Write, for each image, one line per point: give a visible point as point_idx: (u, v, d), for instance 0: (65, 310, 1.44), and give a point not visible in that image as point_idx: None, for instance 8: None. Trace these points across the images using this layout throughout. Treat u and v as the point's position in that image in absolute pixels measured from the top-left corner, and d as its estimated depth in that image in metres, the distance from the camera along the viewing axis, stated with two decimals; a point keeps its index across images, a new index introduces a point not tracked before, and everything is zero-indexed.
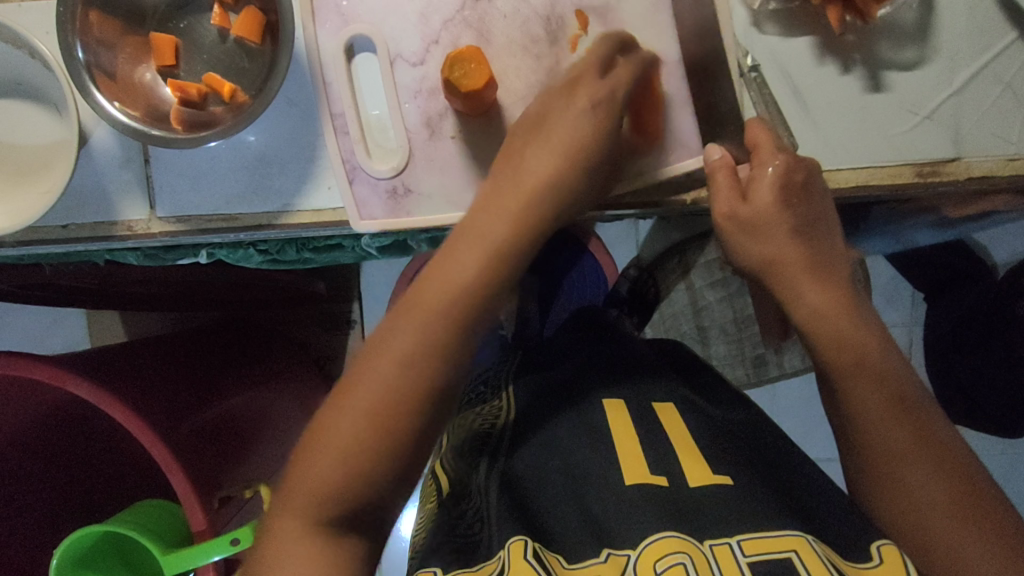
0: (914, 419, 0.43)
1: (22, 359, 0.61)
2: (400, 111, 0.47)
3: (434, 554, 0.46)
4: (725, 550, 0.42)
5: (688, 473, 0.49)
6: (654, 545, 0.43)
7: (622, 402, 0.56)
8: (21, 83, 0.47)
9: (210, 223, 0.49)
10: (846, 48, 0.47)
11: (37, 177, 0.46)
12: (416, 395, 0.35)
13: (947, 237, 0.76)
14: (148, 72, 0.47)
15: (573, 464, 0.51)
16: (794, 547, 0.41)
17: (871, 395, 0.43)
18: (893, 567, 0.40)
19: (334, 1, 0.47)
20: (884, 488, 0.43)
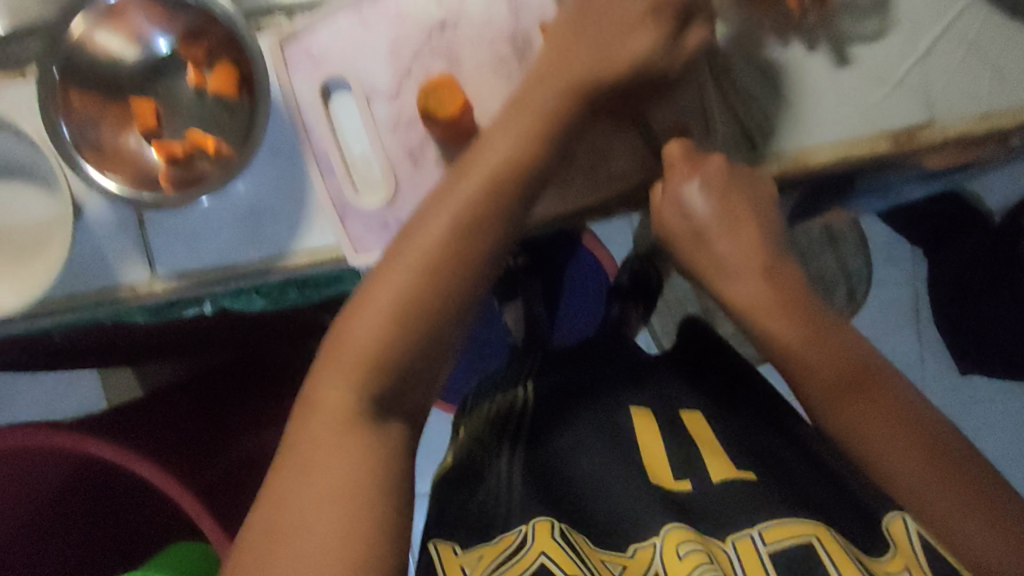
0: (871, 383, 0.46)
1: (42, 429, 0.62)
2: (381, 144, 0.48)
3: (455, 527, 0.50)
4: (748, 544, 0.44)
5: (711, 471, 0.51)
6: (674, 532, 0.45)
7: (650, 411, 0.56)
8: (9, 164, 0.48)
9: (210, 276, 0.50)
10: (809, 28, 0.47)
11: (37, 253, 0.47)
12: (398, 351, 0.40)
13: (935, 185, 0.77)
14: (132, 137, 0.48)
15: (599, 466, 0.51)
16: (814, 533, 0.44)
17: (830, 365, 0.46)
18: (905, 555, 0.43)
19: (304, 47, 0.48)
20: (853, 448, 0.46)
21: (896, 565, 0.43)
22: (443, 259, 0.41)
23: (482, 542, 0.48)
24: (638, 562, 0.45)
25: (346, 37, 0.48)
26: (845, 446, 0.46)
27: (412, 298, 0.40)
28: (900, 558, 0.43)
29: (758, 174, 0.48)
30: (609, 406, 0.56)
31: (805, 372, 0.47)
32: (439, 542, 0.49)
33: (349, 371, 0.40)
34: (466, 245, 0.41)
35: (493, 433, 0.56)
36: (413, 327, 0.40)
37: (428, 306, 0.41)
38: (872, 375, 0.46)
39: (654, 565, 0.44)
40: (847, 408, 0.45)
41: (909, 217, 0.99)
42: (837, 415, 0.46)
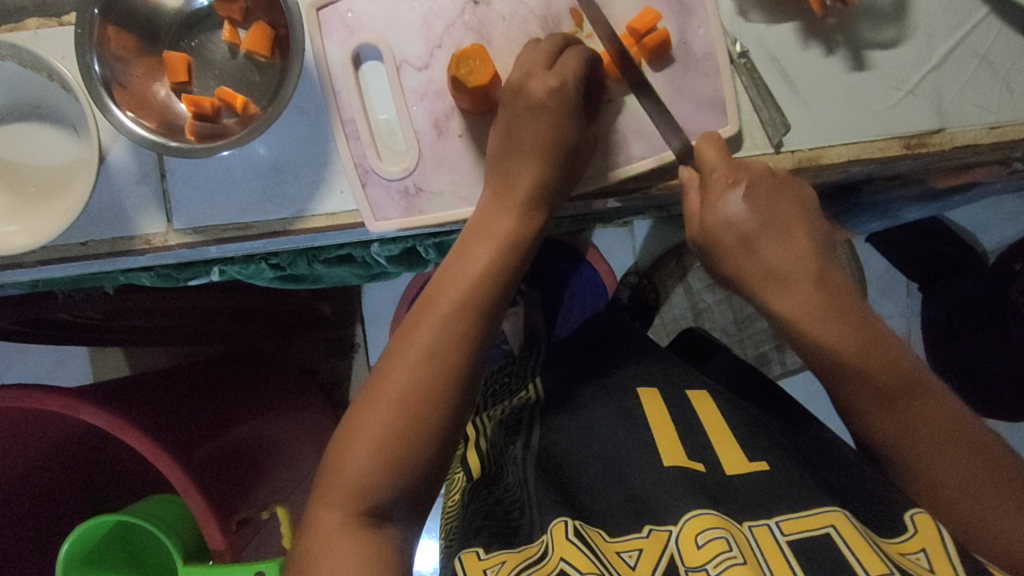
0: (961, 439, 0.45)
1: (32, 392, 0.62)
2: (408, 113, 0.49)
3: (477, 537, 0.50)
4: (765, 530, 0.45)
5: (725, 462, 0.52)
6: (692, 521, 0.45)
7: (656, 390, 0.59)
8: (37, 107, 0.49)
9: (227, 233, 0.50)
10: (829, 31, 0.49)
11: (58, 195, 0.48)
12: (433, 395, 0.44)
13: (933, 209, 0.80)
14: (162, 89, 0.49)
15: (612, 451, 0.55)
16: (834, 523, 0.44)
17: (910, 415, 0.45)
18: (928, 536, 0.43)
19: (340, 14, 0.49)
20: (946, 514, 0.45)
21: (914, 546, 0.43)
22: (483, 298, 0.46)
23: (506, 549, 0.47)
24: (653, 544, 0.46)
25: (380, 6, 0.49)
26: (933, 497, 0.45)
27: (443, 340, 0.45)
28: (921, 536, 0.43)
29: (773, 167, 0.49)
30: (621, 394, 0.60)
31: (892, 428, 0.46)
32: (464, 552, 0.48)
33: (382, 412, 0.43)
34: (493, 287, 0.46)
35: (508, 430, 0.61)
36: (446, 369, 0.44)
37: (460, 345, 0.45)
38: (924, 390, 0.45)
39: (670, 550, 0.45)
40: (933, 455, 0.45)
41: (907, 248, 1.00)
42: (902, 444, 0.46)
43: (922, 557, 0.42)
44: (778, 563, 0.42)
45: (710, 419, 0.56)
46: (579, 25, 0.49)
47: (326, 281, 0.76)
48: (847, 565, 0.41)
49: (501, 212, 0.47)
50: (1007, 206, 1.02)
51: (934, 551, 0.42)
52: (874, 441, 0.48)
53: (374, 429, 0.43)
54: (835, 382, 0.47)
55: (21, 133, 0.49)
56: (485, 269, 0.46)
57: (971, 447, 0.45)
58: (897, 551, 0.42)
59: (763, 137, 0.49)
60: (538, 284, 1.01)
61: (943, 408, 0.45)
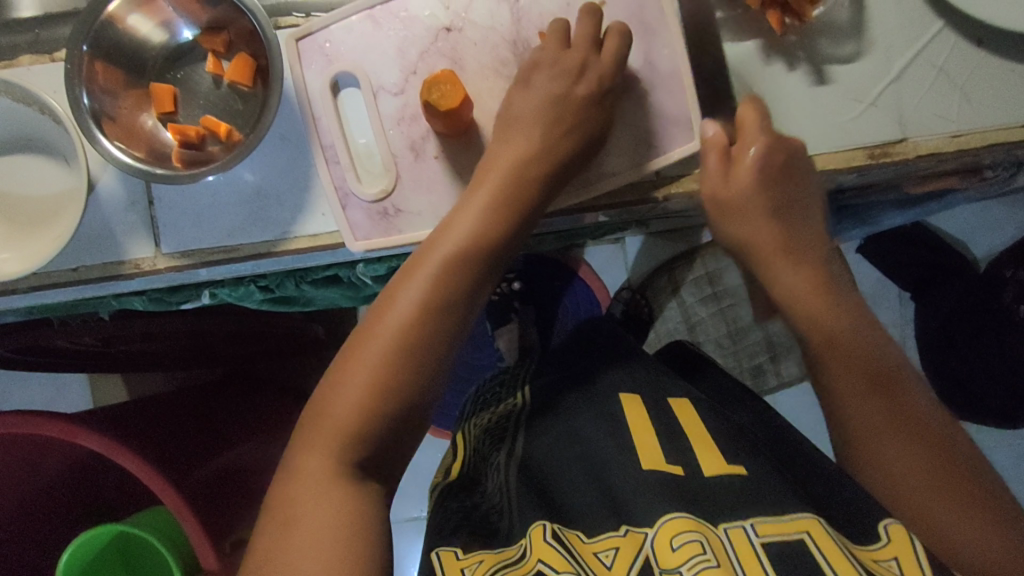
0: (921, 437, 0.49)
1: (32, 418, 0.64)
2: (385, 136, 0.51)
3: (455, 534, 0.51)
4: (740, 533, 0.45)
5: (705, 463, 0.52)
6: (668, 524, 0.45)
7: (638, 394, 0.61)
8: (28, 139, 0.51)
9: (214, 255, 0.52)
10: (789, 47, 0.51)
11: (50, 223, 0.49)
12: (437, 329, 0.46)
13: (913, 215, 0.82)
14: (149, 119, 0.51)
15: (592, 458, 0.55)
16: (807, 528, 0.44)
17: (875, 413, 0.50)
18: (900, 545, 0.43)
19: (319, 44, 0.51)
20: (907, 510, 0.48)
21: (886, 553, 0.43)
22: (473, 258, 0.47)
23: (483, 549, 0.48)
24: (629, 544, 0.46)
25: (358, 36, 0.51)
26: (894, 494, 0.49)
27: (452, 273, 0.47)
28: (893, 546, 0.43)
29: None
30: (603, 400, 0.61)
31: (859, 418, 0.51)
32: (441, 550, 0.48)
33: (389, 331, 0.45)
34: (500, 238, 0.48)
35: (492, 437, 0.62)
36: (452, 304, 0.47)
37: (463, 284, 0.47)
38: (896, 392, 0.51)
39: (646, 550, 0.45)
40: (897, 449, 0.49)
41: (896, 258, 1.01)
42: (866, 444, 0.50)
43: (894, 563, 0.42)
44: (751, 563, 0.43)
45: (690, 427, 0.57)
46: None
47: (317, 303, 0.77)
48: (817, 566, 0.42)
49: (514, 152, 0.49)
50: (995, 213, 1.03)
51: (905, 561, 0.42)
52: (845, 438, 0.52)
53: (361, 372, 0.45)
54: (827, 372, 0.53)
55: (13, 165, 0.51)
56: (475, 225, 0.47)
57: (930, 447, 0.49)
58: (870, 558, 0.43)
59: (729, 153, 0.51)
60: (531, 301, 1.03)
61: (905, 412, 0.50)
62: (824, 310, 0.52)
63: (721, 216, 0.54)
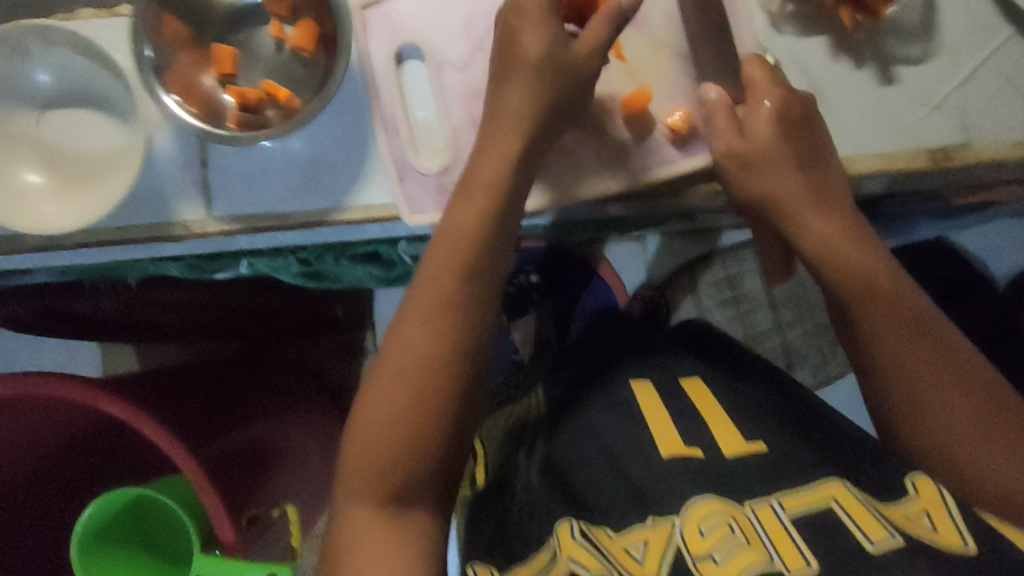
0: (953, 372, 0.45)
1: (56, 378, 0.63)
2: (446, 111, 0.50)
3: (490, 553, 0.48)
4: (768, 511, 0.45)
5: (723, 447, 0.52)
6: (696, 505, 0.46)
7: (649, 380, 0.60)
8: (83, 93, 0.50)
9: (264, 223, 0.51)
10: (858, 46, 0.50)
11: (102, 178, 0.49)
12: (457, 322, 0.43)
13: (947, 226, 0.82)
14: (208, 80, 0.50)
15: (613, 448, 0.54)
16: (834, 497, 0.45)
17: (907, 351, 0.45)
18: (929, 496, 0.44)
19: (385, 14, 0.50)
20: (939, 458, 0.46)
21: (916, 507, 0.44)
22: (481, 249, 0.44)
23: (517, 562, 0.47)
24: (657, 536, 0.45)
25: (424, 8, 0.50)
26: (923, 438, 0.46)
27: (464, 261, 0.43)
28: (921, 497, 0.44)
29: None
30: (614, 387, 0.60)
31: (888, 356, 0.46)
32: (476, 565, 0.47)
33: (409, 337, 0.43)
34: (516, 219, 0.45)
35: (513, 438, 0.63)
36: (470, 291, 0.43)
37: (480, 266, 0.44)
38: (927, 328, 0.46)
39: (675, 544, 0.44)
40: (929, 389, 0.45)
41: None
42: (897, 385, 0.46)
43: (926, 517, 0.43)
44: (781, 539, 0.43)
45: (709, 411, 0.56)
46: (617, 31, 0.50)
47: (348, 281, 0.77)
48: (851, 540, 0.42)
49: (519, 123, 0.46)
50: None
51: (935, 512, 0.43)
52: (868, 375, 0.47)
53: (384, 408, 0.42)
54: (861, 311, 0.46)
55: (66, 118, 0.50)
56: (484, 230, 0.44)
57: (961, 381, 0.45)
58: (899, 516, 0.43)
59: None
60: (550, 294, 1.02)
61: (936, 347, 0.45)
62: (869, 268, 0.47)
63: (760, 176, 0.49)
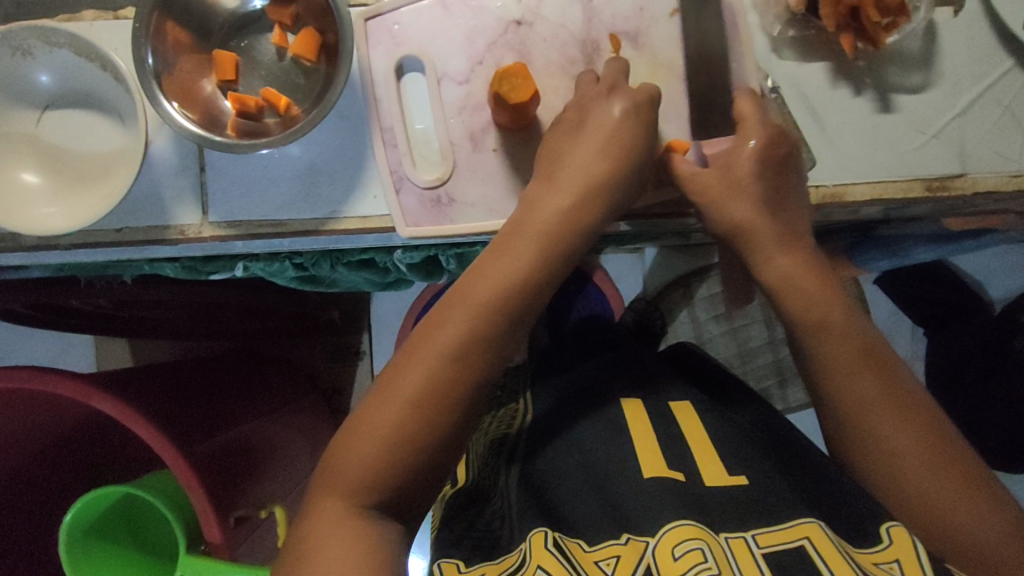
0: (915, 418, 0.47)
1: (47, 375, 0.63)
2: (445, 124, 0.50)
3: (457, 547, 0.51)
4: (741, 543, 0.44)
5: (705, 472, 0.52)
6: (670, 532, 0.44)
7: (639, 402, 0.60)
8: (84, 96, 0.50)
9: (261, 228, 0.52)
10: (857, 72, 0.50)
11: (100, 182, 0.49)
12: (479, 347, 0.44)
13: (942, 252, 0.82)
14: (209, 85, 0.50)
15: (594, 466, 0.54)
16: (807, 534, 0.44)
17: (867, 390, 0.47)
18: (905, 547, 0.42)
19: (387, 25, 0.50)
20: (904, 503, 0.46)
21: (889, 556, 0.42)
22: (516, 286, 0.45)
23: (486, 562, 0.48)
24: (629, 553, 0.45)
25: (426, 20, 0.50)
26: (885, 481, 0.47)
27: (499, 294, 0.44)
28: (895, 549, 0.42)
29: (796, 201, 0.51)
30: (600, 405, 0.60)
31: (848, 399, 0.47)
32: (443, 560, 0.49)
33: (425, 360, 0.43)
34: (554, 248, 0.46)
35: (495, 448, 0.62)
36: (493, 320, 0.44)
37: (505, 294, 0.45)
38: (889, 371, 0.48)
39: (646, 559, 0.43)
40: (894, 429, 0.46)
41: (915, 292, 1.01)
42: (862, 427, 0.47)
43: (895, 565, 0.41)
44: (752, 573, 0.41)
45: (690, 428, 0.57)
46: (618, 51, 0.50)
47: (342, 286, 0.77)
48: None
49: (573, 146, 0.48)
50: None
51: (907, 562, 0.41)
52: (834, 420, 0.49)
53: (381, 430, 0.43)
54: (821, 349, 0.48)
55: (65, 119, 0.50)
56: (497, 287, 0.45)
57: (925, 432, 0.46)
58: (870, 560, 0.42)
59: None
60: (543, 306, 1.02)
61: (898, 392, 0.47)
62: (836, 317, 0.48)
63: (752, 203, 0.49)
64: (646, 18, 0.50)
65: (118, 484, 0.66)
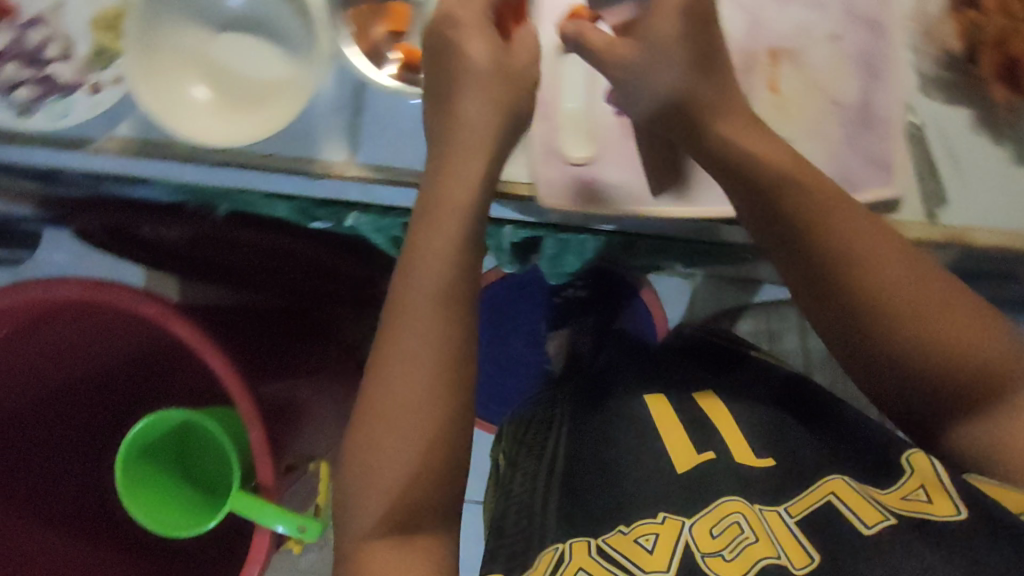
0: (953, 310, 0.44)
1: (134, 291, 0.65)
2: (599, 106, 0.53)
3: (498, 556, 0.51)
4: (775, 516, 0.49)
5: (735, 455, 0.54)
6: (704, 515, 0.49)
7: (661, 393, 0.61)
8: (258, 23, 0.52)
9: (403, 177, 0.53)
10: (1000, 124, 0.52)
11: (263, 106, 0.51)
12: (443, 299, 0.43)
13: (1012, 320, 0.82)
14: (376, 33, 0.52)
15: (625, 456, 0.56)
16: (833, 489, 0.49)
17: (903, 302, 0.43)
18: (924, 474, 0.49)
19: (558, 9, 0.53)
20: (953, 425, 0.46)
21: (913, 486, 0.49)
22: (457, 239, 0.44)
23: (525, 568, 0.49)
24: (670, 529, 0.49)
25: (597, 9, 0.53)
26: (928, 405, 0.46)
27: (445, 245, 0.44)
28: (917, 475, 0.49)
29: (924, 236, 0.52)
30: (622, 401, 0.61)
31: (888, 308, 0.43)
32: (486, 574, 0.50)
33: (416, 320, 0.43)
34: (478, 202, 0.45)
35: (529, 451, 0.65)
36: (443, 270, 0.43)
37: (457, 244, 0.44)
38: (926, 274, 0.44)
39: (685, 537, 0.48)
40: (928, 356, 0.43)
41: None
42: (889, 341, 0.44)
43: (920, 493, 0.48)
44: (792, 546, 0.47)
45: (728, 432, 0.56)
46: (775, 66, 0.52)
47: None
48: (848, 524, 0.47)
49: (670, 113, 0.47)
50: None
51: (930, 487, 0.48)
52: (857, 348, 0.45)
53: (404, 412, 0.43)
54: (856, 271, 0.43)
55: (236, 42, 0.52)
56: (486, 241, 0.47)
57: (957, 315, 0.43)
58: (896, 498, 0.48)
59: (920, 208, 0.52)
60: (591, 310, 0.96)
61: (943, 296, 0.44)
62: (894, 244, 0.44)
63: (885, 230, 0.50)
64: (806, 40, 0.52)
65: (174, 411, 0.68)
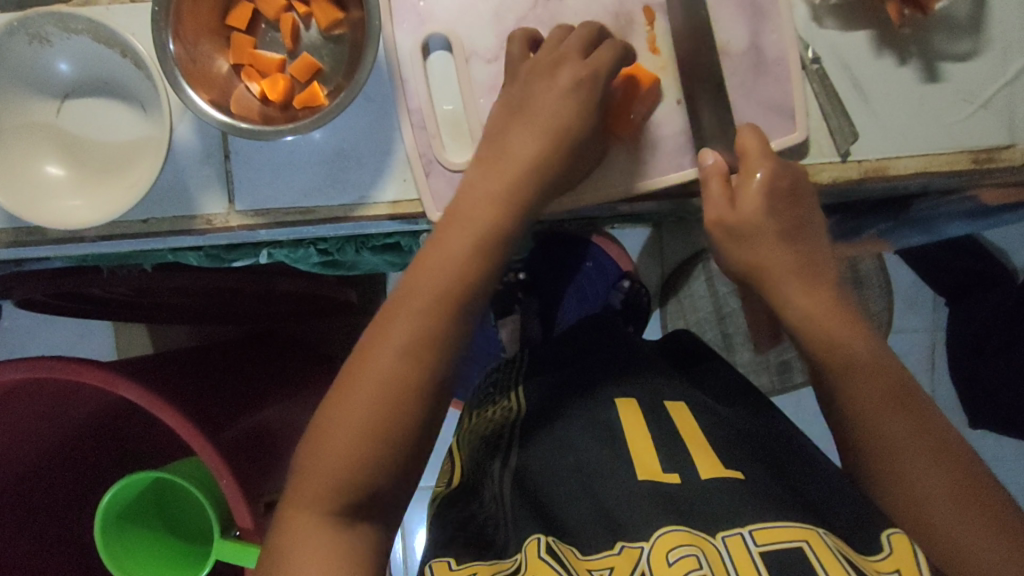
0: (911, 409, 0.45)
1: (71, 364, 0.62)
2: (474, 104, 0.50)
3: (451, 546, 0.50)
4: (738, 541, 0.44)
5: (699, 466, 0.51)
6: (664, 538, 0.45)
7: (633, 399, 0.58)
8: (106, 83, 0.49)
9: (290, 217, 0.50)
10: (902, 40, 0.49)
11: (124, 171, 0.48)
12: (440, 315, 0.42)
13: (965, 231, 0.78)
14: (224, 66, 0.49)
15: (587, 467, 0.52)
16: (806, 538, 0.43)
17: (868, 389, 0.45)
18: (903, 560, 0.42)
19: (412, 3, 0.50)
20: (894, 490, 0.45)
21: (890, 566, 0.42)
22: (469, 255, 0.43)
23: (477, 561, 0.48)
24: (625, 562, 0.45)
25: None
26: (878, 467, 0.46)
27: (458, 256, 0.43)
28: (896, 559, 0.43)
29: (839, 177, 0.49)
30: (589, 408, 0.58)
31: (854, 406, 0.46)
32: (436, 561, 0.49)
33: (401, 337, 0.42)
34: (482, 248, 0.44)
35: (488, 445, 0.58)
36: (458, 279, 0.43)
37: (465, 258, 0.43)
38: (910, 399, 0.45)
39: (640, 565, 0.44)
40: (888, 420, 0.45)
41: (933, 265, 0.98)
42: (860, 419, 0.46)
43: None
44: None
45: (685, 427, 0.55)
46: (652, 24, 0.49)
47: (360, 271, 0.74)
48: None
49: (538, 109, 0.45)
50: None
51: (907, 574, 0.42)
52: (836, 407, 0.48)
53: (339, 444, 0.41)
54: (834, 381, 0.47)
55: (84, 108, 0.50)
56: (454, 272, 0.43)
57: (918, 419, 0.45)
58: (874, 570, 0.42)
59: (830, 146, 0.49)
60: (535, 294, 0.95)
61: (899, 388, 0.45)
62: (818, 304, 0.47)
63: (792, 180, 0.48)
64: None
65: (141, 473, 0.65)
